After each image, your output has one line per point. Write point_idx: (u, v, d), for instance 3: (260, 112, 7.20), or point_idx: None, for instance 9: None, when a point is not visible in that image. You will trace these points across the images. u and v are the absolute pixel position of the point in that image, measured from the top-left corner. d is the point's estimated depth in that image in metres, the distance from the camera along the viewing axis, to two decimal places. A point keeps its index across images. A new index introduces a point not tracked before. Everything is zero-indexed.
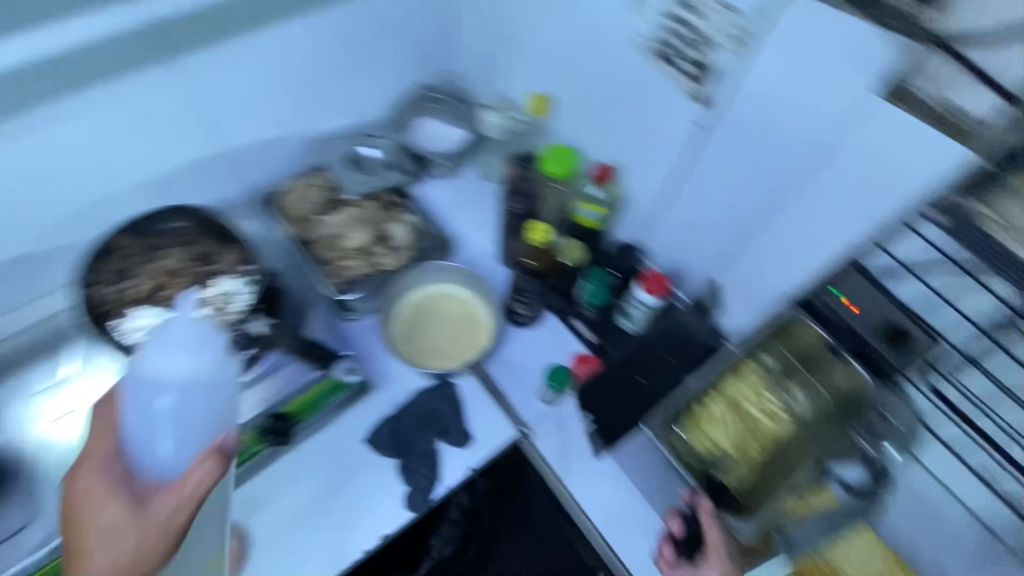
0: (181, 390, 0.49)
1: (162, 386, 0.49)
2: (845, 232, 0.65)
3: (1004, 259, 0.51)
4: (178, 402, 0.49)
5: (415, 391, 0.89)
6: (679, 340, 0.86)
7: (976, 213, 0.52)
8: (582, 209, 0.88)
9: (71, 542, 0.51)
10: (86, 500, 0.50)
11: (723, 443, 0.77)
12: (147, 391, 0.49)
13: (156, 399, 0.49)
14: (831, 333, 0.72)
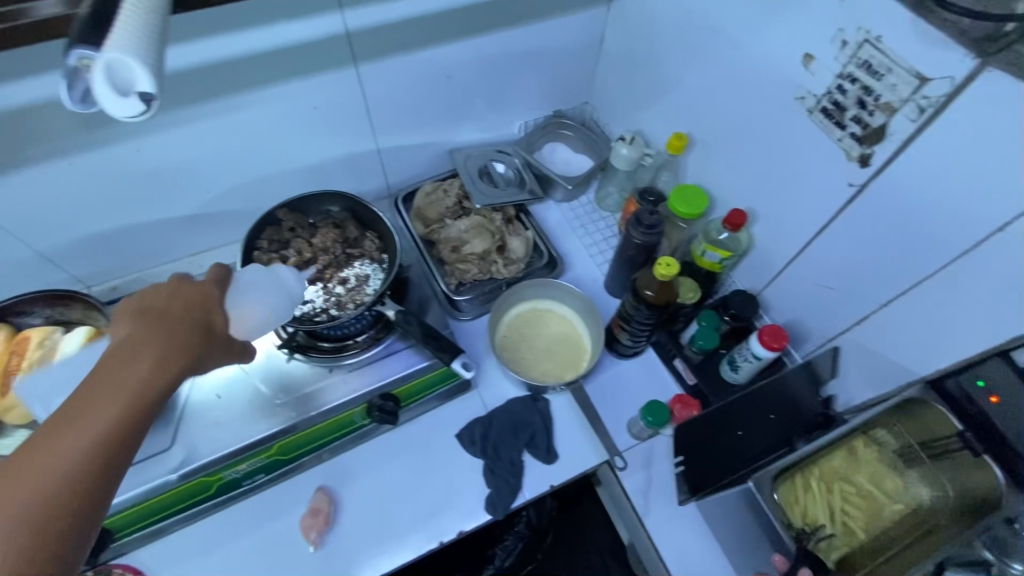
0: (280, 285, 0.69)
1: (270, 277, 0.69)
2: (1004, 322, 0.61)
3: None
4: (272, 298, 0.67)
5: (510, 398, 0.92)
6: (785, 403, 0.84)
7: None
8: (706, 251, 0.88)
9: (133, 320, 0.49)
10: (188, 289, 0.54)
11: (827, 513, 0.75)
12: (268, 281, 0.68)
13: (269, 285, 0.68)
14: (962, 422, 0.68)
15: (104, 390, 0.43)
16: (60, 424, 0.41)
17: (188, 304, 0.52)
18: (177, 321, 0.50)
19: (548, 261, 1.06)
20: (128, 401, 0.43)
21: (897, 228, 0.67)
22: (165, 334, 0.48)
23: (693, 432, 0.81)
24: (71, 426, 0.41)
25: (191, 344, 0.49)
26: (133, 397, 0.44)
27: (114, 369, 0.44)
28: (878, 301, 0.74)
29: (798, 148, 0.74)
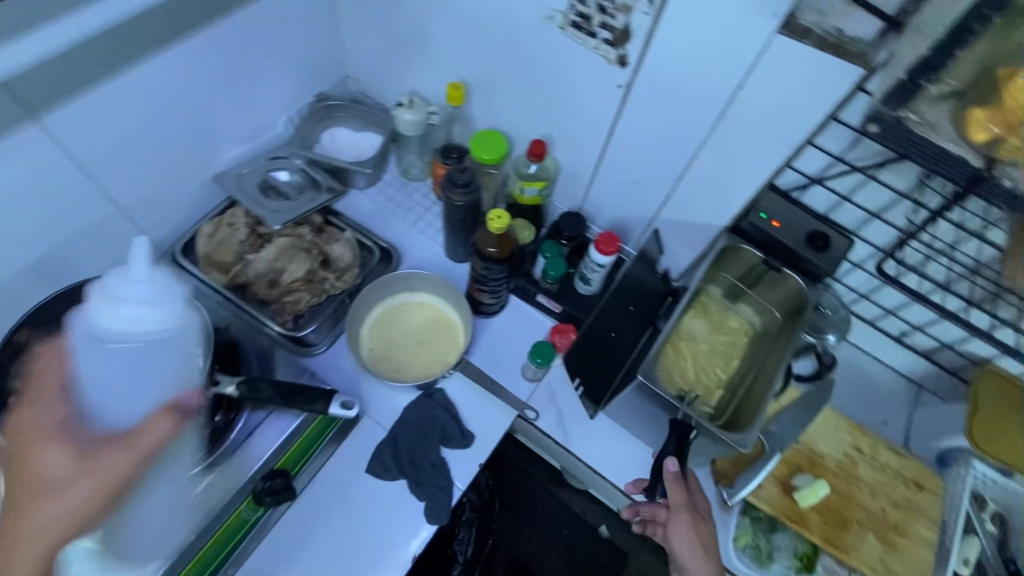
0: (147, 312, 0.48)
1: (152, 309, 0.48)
2: (763, 167, 0.69)
3: (932, 150, 0.54)
4: (137, 348, 0.49)
5: (404, 406, 0.87)
6: (634, 289, 0.93)
7: (896, 113, 0.55)
8: (523, 187, 0.90)
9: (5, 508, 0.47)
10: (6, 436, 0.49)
11: (704, 362, 0.89)
12: (106, 339, 0.48)
13: (102, 335, 0.48)
14: (762, 251, 0.83)
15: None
16: None
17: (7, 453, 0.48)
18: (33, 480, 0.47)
19: (382, 255, 0.98)
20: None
21: (665, 116, 0.73)
22: (44, 486, 0.47)
23: (582, 350, 0.90)
24: None
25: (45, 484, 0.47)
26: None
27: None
28: (671, 178, 0.82)
29: (564, 64, 0.77)
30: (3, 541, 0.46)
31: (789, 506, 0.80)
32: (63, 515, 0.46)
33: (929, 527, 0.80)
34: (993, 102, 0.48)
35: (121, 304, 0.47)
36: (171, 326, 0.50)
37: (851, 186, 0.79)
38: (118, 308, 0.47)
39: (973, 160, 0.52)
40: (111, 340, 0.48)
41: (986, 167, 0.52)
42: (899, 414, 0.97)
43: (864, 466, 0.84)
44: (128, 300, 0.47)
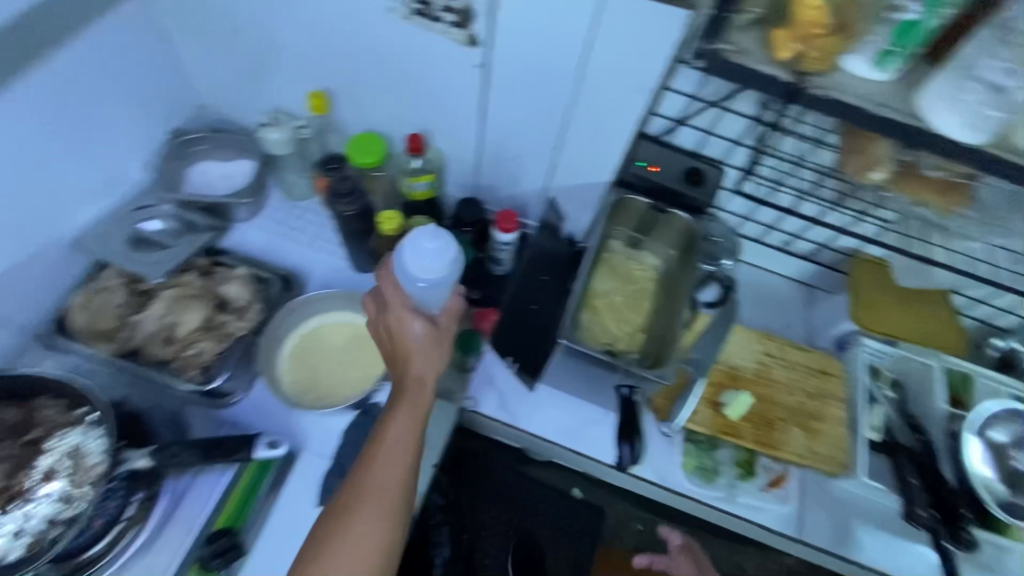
0: (436, 255, 0.76)
1: (433, 251, 0.75)
2: (625, 117, 0.73)
3: (747, 76, 0.50)
4: (429, 285, 0.78)
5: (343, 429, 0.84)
6: (542, 257, 0.95)
7: (713, 46, 0.49)
8: (412, 183, 0.88)
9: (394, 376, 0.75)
10: (394, 313, 0.76)
11: (622, 312, 0.93)
12: (415, 274, 0.75)
13: (429, 266, 0.76)
14: (648, 198, 0.89)
15: (406, 407, 0.71)
16: (393, 441, 0.69)
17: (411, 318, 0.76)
18: (407, 341, 0.75)
19: (283, 282, 0.94)
20: (415, 412, 0.72)
21: (527, 87, 0.75)
22: (415, 335, 0.75)
23: (507, 329, 0.92)
24: (397, 437, 0.70)
25: (405, 347, 0.75)
26: (393, 425, 0.70)
27: (392, 410, 0.70)
28: (551, 146, 0.84)
29: (420, 54, 0.76)
30: (403, 372, 0.73)
31: (721, 422, 0.87)
32: (428, 354, 0.75)
33: (839, 407, 0.90)
34: (789, 21, 0.47)
35: (431, 249, 0.75)
36: (449, 271, 0.78)
37: (710, 121, 0.85)
38: (426, 246, 0.74)
39: (783, 77, 0.49)
40: (421, 280, 0.75)
41: (797, 81, 0.49)
42: (799, 315, 1.07)
43: (777, 368, 0.93)
44: (430, 250, 0.74)
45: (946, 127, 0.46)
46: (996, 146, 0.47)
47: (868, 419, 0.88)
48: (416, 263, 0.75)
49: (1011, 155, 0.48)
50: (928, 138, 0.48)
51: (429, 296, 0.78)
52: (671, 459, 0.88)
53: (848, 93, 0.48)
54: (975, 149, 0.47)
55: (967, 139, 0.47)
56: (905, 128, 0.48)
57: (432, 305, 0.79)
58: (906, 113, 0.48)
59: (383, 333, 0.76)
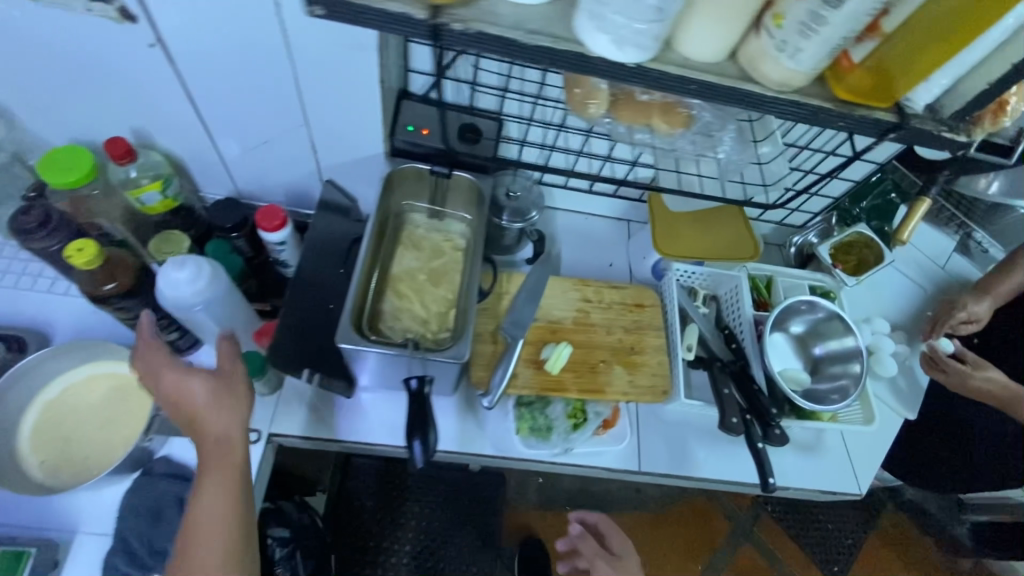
0: (193, 288, 0.63)
1: (190, 284, 0.62)
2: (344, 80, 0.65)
3: (374, 16, 0.39)
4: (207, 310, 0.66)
5: (120, 498, 0.72)
6: (328, 247, 0.86)
7: None
8: (139, 197, 0.74)
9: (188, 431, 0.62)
10: (173, 371, 0.62)
11: (429, 288, 0.86)
12: (178, 305, 0.64)
13: (189, 296, 0.63)
14: (426, 163, 0.83)
15: (212, 473, 0.60)
16: (203, 516, 0.59)
17: (188, 373, 0.62)
18: (190, 402, 0.62)
19: (13, 345, 0.77)
20: (223, 478, 0.61)
21: (228, 61, 0.65)
22: (200, 391, 0.62)
23: (294, 338, 0.79)
24: (206, 511, 0.59)
25: (192, 409, 0.61)
26: (205, 467, 0.60)
27: (199, 487, 0.60)
28: (299, 124, 0.75)
29: (80, 41, 0.62)
30: (197, 437, 0.61)
31: (545, 378, 0.86)
32: (218, 411, 0.62)
33: (657, 335, 0.92)
34: None
35: (183, 283, 0.62)
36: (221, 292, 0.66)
37: (468, 72, 0.80)
38: (179, 281, 0.62)
39: (417, 15, 0.39)
40: (189, 308, 0.65)
41: (433, 16, 0.39)
42: (619, 252, 1.08)
43: (594, 312, 0.93)
44: (181, 285, 0.62)
45: (598, 46, 0.40)
46: (669, 65, 0.42)
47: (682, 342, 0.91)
48: (174, 292, 0.63)
49: (680, 67, 0.42)
50: (595, 65, 0.41)
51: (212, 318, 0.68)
52: (507, 429, 0.86)
53: (495, 18, 0.40)
54: (644, 69, 0.41)
55: (624, 59, 0.40)
56: (564, 56, 0.41)
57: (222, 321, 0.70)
58: (567, 38, 0.41)
59: (166, 405, 0.62)
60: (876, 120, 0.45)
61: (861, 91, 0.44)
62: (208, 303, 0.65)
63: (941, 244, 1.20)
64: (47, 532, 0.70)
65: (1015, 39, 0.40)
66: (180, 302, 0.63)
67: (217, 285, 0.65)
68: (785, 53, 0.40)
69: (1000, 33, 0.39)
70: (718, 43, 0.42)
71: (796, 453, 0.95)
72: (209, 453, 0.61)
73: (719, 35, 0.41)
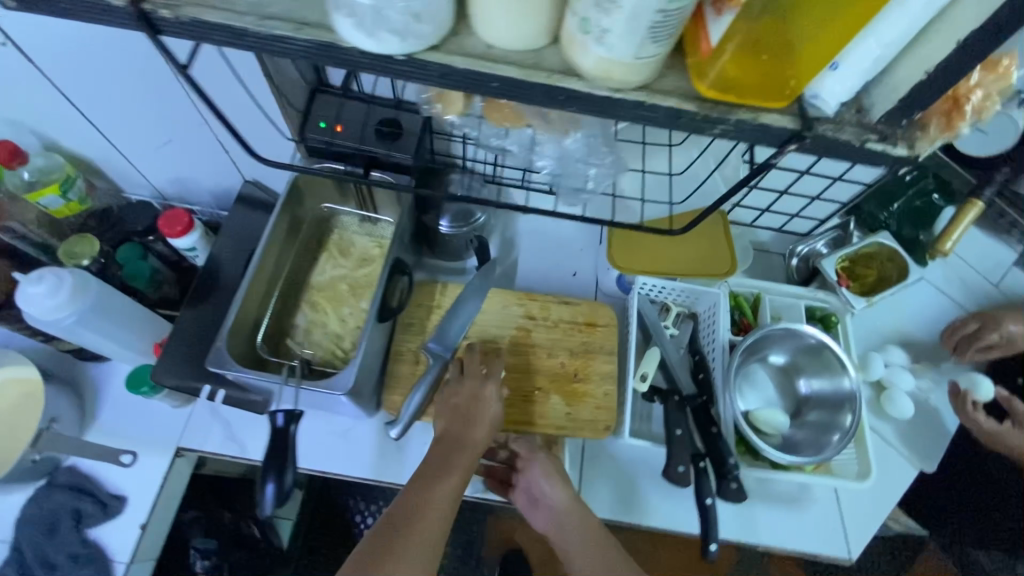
0: (54, 302, 0.61)
1: (50, 299, 0.60)
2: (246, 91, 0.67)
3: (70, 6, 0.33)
4: (85, 324, 0.64)
5: (21, 506, 0.72)
6: (244, 247, 0.79)
7: None
8: (40, 201, 0.71)
9: (457, 404, 0.72)
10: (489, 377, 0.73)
11: (348, 300, 0.79)
12: (49, 322, 0.62)
13: (53, 311, 0.61)
14: (340, 162, 0.73)
15: (443, 456, 0.67)
16: (421, 491, 0.62)
17: (496, 375, 0.74)
18: (487, 408, 0.71)
19: None
20: (455, 463, 0.66)
21: (95, 57, 0.60)
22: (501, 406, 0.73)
23: (186, 350, 0.72)
24: (427, 487, 0.63)
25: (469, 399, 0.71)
26: (475, 436, 0.69)
27: (432, 465, 0.65)
28: (197, 123, 0.70)
29: None
30: (461, 415, 0.71)
31: None
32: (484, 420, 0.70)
33: (608, 360, 0.80)
34: None
35: (42, 297, 0.60)
36: (92, 301, 0.64)
37: None
38: (35, 297, 0.60)
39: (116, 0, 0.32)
40: (62, 325, 0.62)
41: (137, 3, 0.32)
42: (587, 259, 0.94)
43: (537, 330, 0.82)
44: (39, 300, 0.60)
45: (347, 33, 0.31)
46: (458, 57, 0.31)
47: (637, 370, 0.79)
48: (40, 310, 0.61)
49: (479, 60, 0.32)
50: (351, 58, 0.33)
51: (99, 334, 0.66)
52: None
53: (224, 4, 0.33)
54: (418, 61, 0.32)
55: (385, 51, 0.31)
56: (307, 47, 0.32)
57: (115, 335, 0.68)
58: (313, 25, 0.32)
59: (470, 373, 0.74)
60: (762, 126, 0.34)
61: (736, 84, 0.32)
62: (80, 315, 0.63)
63: (1001, 255, 0.96)
64: None
65: (927, 35, 0.31)
66: (46, 319, 0.61)
67: (84, 296, 0.63)
68: (596, 36, 0.28)
69: (913, 22, 0.29)
70: (524, 27, 0.31)
71: (774, 506, 0.80)
72: (456, 442, 0.68)
73: (523, 15, 0.30)
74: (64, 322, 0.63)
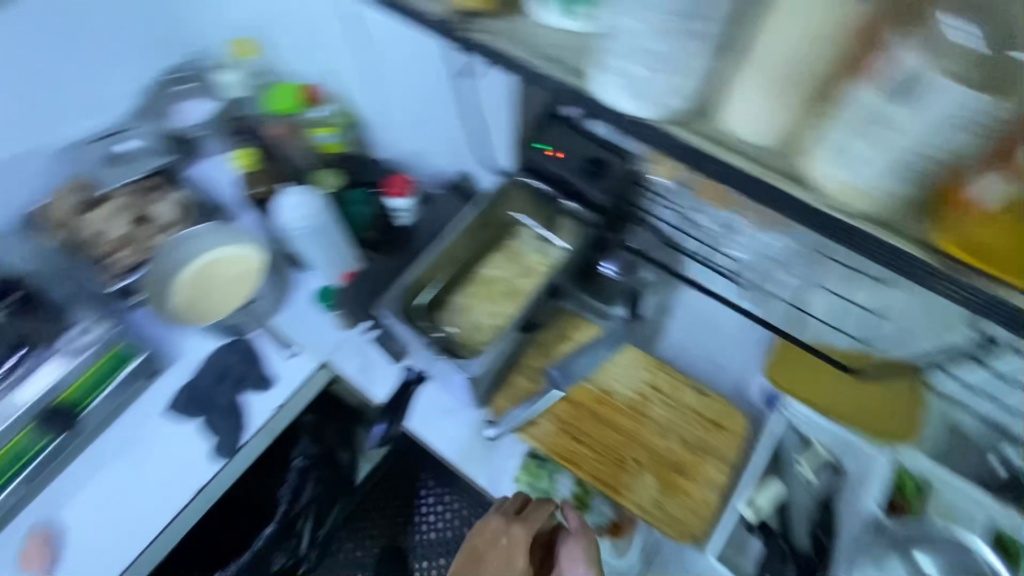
0: (297, 213, 0.79)
1: (297, 211, 0.79)
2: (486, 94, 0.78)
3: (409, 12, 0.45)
4: (308, 238, 0.81)
5: (211, 352, 0.91)
6: (438, 223, 0.91)
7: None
8: (316, 136, 0.93)
9: (474, 551, 0.69)
10: (514, 525, 0.70)
11: (498, 300, 0.86)
12: (288, 228, 0.80)
13: (294, 220, 0.79)
14: (543, 183, 0.83)
15: None
16: None
17: (522, 524, 0.69)
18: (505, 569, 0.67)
19: (211, 214, 1.00)
20: None
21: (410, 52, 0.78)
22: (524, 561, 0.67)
23: (365, 283, 0.86)
24: None
25: (488, 549, 0.68)
26: None
27: None
28: (447, 112, 0.84)
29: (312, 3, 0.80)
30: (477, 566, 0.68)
31: (562, 444, 0.77)
32: None
33: (719, 468, 0.75)
34: None
35: (292, 208, 0.78)
36: (320, 223, 0.81)
37: None
38: (289, 207, 0.78)
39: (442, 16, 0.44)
40: (294, 233, 0.80)
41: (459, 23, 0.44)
42: (739, 357, 0.87)
43: (657, 405, 0.79)
44: (290, 208, 0.78)
45: (602, 87, 0.38)
46: (698, 136, 0.37)
47: (746, 492, 0.72)
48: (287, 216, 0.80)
49: (715, 143, 0.37)
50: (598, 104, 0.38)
51: (314, 249, 0.83)
52: (506, 473, 0.81)
53: (522, 40, 0.43)
54: (658, 128, 0.38)
55: (633, 108, 0.38)
56: (565, 86, 0.41)
57: (323, 255, 0.85)
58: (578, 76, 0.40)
59: (496, 521, 0.70)
60: (1004, 304, 0.33)
61: (976, 247, 0.33)
62: (308, 230, 0.80)
63: None
64: (162, 351, 0.91)
65: None
66: (287, 223, 0.79)
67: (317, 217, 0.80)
68: (834, 156, 0.33)
69: None
70: (762, 121, 0.35)
71: None
72: None
73: (765, 113, 0.35)
74: (296, 232, 0.80)
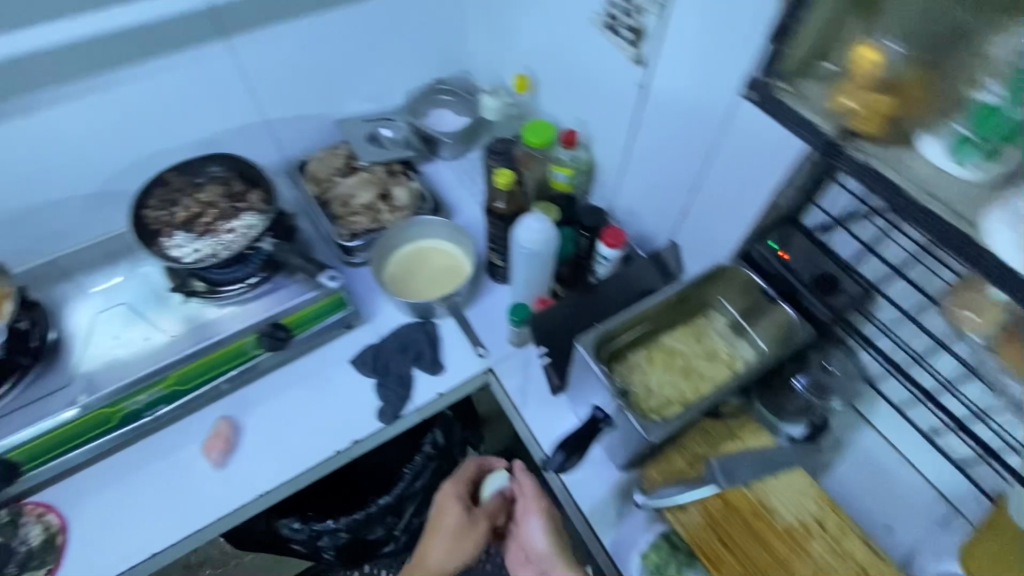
0: (531, 235, 0.86)
1: (531, 233, 0.86)
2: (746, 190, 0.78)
3: (791, 118, 0.57)
4: (528, 258, 0.88)
5: (402, 325, 1.01)
6: (634, 284, 0.95)
7: (769, 82, 0.58)
8: (554, 172, 1.01)
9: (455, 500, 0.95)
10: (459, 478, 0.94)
11: (677, 373, 0.85)
12: (516, 244, 0.88)
13: (525, 239, 0.86)
14: (763, 280, 0.82)
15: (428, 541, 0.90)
16: None
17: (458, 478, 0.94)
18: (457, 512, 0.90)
19: (434, 208, 1.13)
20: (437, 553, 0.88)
21: (682, 130, 0.83)
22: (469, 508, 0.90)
23: (557, 316, 0.90)
24: None
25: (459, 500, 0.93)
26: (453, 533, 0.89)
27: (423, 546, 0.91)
28: (687, 189, 0.88)
29: (608, 64, 0.89)
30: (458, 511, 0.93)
31: (708, 542, 0.74)
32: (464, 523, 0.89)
33: None
34: (852, 83, 0.53)
35: (529, 230, 0.86)
36: (544, 250, 0.88)
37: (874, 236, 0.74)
38: (527, 227, 0.86)
39: (829, 131, 0.54)
40: (520, 250, 0.88)
41: (845, 140, 0.53)
42: (911, 526, 0.80)
43: (819, 542, 0.74)
44: (528, 229, 0.86)
45: (995, 239, 0.45)
46: None
47: None
48: (520, 234, 0.88)
49: None
50: None
51: (527, 268, 0.90)
52: (635, 545, 0.79)
53: (903, 171, 0.51)
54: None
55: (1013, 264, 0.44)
56: (936, 224, 0.49)
57: (530, 275, 0.92)
58: None
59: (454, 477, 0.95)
60: None
61: None
62: (532, 252, 0.87)
63: None
64: (363, 310, 1.02)
65: None
66: (519, 240, 0.87)
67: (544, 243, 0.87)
68: None
69: None
70: None
71: None
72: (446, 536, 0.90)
73: None
74: (521, 250, 0.88)
